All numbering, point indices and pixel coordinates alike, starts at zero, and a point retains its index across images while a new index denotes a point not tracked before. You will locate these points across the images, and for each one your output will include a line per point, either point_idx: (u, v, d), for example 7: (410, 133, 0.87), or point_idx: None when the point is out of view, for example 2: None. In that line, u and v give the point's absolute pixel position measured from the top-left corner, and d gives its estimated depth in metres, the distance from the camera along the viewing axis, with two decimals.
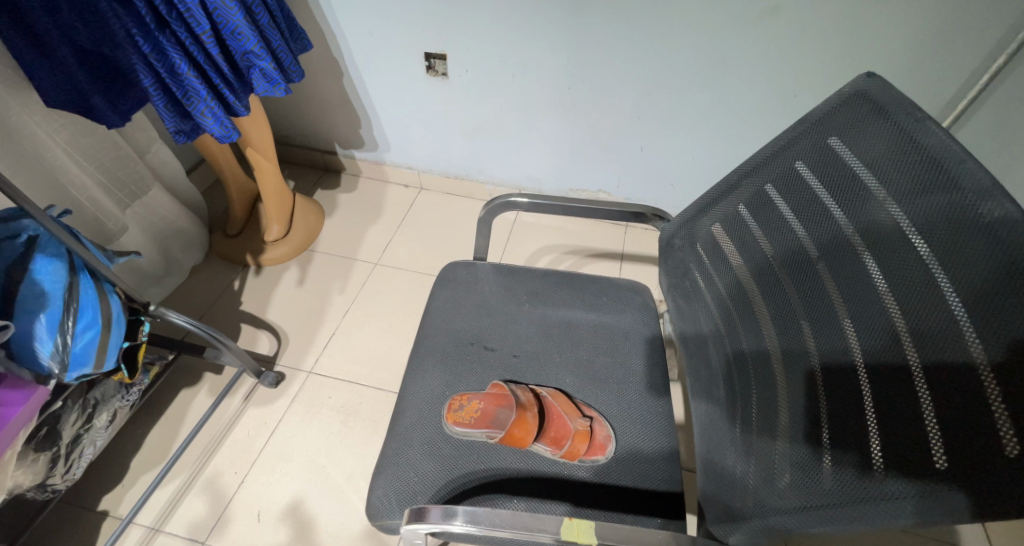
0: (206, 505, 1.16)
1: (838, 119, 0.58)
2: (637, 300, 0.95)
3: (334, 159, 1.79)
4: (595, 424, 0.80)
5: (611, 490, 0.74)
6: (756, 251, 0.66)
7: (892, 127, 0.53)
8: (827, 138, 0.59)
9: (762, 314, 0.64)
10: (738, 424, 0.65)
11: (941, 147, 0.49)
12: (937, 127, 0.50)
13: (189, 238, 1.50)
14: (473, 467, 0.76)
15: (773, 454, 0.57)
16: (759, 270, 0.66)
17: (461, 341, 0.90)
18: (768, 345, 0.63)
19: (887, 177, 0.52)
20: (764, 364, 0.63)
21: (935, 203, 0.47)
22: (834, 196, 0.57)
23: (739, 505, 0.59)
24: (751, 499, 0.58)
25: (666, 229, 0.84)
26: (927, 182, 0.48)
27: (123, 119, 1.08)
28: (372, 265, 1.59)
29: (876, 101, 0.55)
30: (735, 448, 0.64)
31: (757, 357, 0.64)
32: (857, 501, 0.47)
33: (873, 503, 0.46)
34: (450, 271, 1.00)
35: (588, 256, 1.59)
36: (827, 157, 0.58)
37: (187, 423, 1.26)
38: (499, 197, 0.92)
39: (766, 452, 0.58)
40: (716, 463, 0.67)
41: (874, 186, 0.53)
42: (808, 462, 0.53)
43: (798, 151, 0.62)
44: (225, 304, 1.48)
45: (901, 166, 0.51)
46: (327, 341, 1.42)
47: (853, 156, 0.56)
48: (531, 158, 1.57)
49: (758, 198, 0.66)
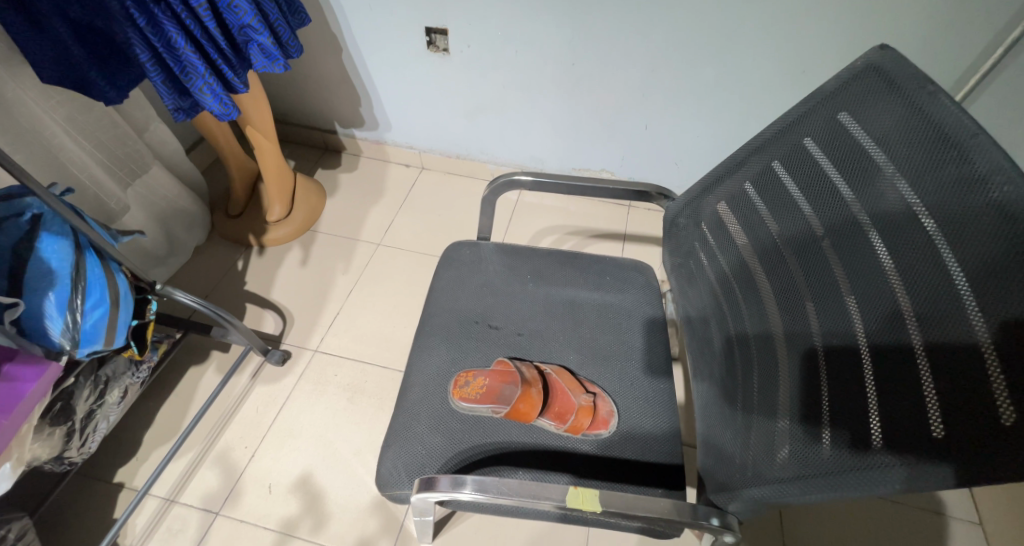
0: (218, 478, 1.20)
1: (851, 94, 0.58)
2: (641, 280, 0.96)
3: (334, 138, 1.79)
4: (599, 399, 0.82)
5: (612, 462, 0.77)
6: (761, 230, 0.68)
7: (904, 102, 0.53)
8: (838, 114, 0.59)
9: (765, 293, 0.66)
10: (738, 398, 0.67)
11: (953, 122, 0.49)
12: (950, 102, 0.50)
13: (192, 217, 1.50)
14: (479, 440, 0.79)
15: (771, 427, 0.60)
16: (763, 249, 0.67)
17: (466, 319, 0.91)
18: (770, 323, 0.65)
19: (897, 154, 0.53)
20: (767, 341, 0.64)
21: (944, 179, 0.48)
22: (843, 174, 0.58)
23: (738, 477, 0.61)
24: (750, 470, 0.60)
25: (670, 208, 0.85)
26: (938, 158, 0.49)
27: (122, 95, 1.09)
28: (375, 245, 1.60)
29: (889, 76, 0.55)
30: (734, 421, 0.66)
31: (760, 334, 0.66)
32: (852, 471, 0.49)
33: (869, 473, 0.48)
34: (453, 251, 1.01)
35: (590, 236, 1.60)
36: (838, 132, 0.59)
37: (197, 399, 1.29)
38: (501, 176, 0.92)
39: (764, 424, 0.61)
40: (717, 437, 0.69)
41: (884, 164, 0.54)
42: (808, 434, 0.55)
43: (808, 126, 0.63)
44: (229, 284, 1.49)
45: (912, 142, 0.52)
46: (333, 320, 1.44)
47: (864, 132, 0.56)
48: (533, 137, 1.57)
49: (766, 176, 0.67)
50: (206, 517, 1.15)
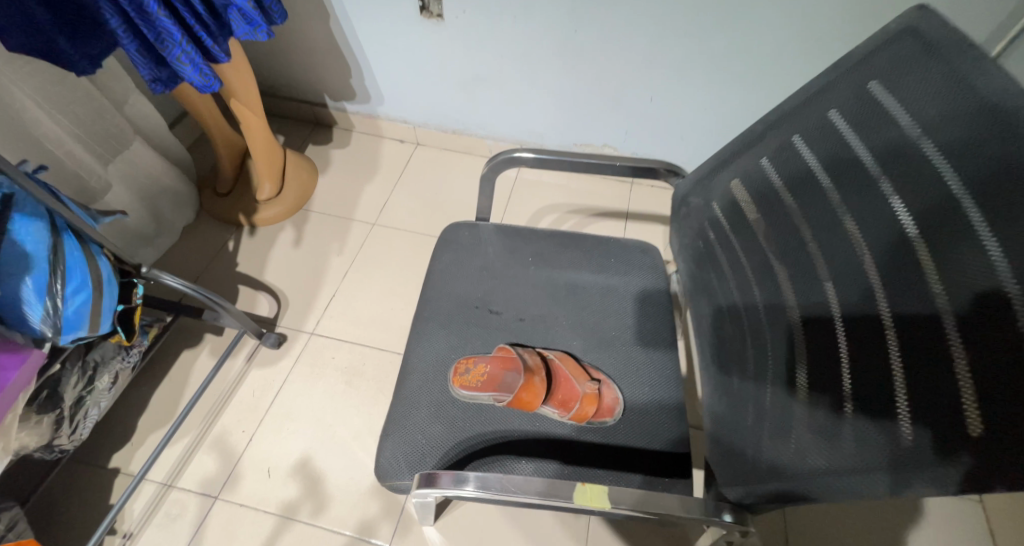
0: (216, 462, 1.18)
1: (883, 62, 0.54)
2: (647, 262, 0.93)
3: (325, 112, 1.72)
4: (604, 386, 0.80)
5: (618, 450, 0.75)
6: (777, 208, 0.64)
7: (944, 69, 0.49)
8: (868, 83, 0.56)
9: (779, 273, 0.64)
10: (750, 385, 0.65)
11: (998, 89, 0.45)
12: (996, 68, 0.46)
13: (180, 196, 1.45)
14: (481, 430, 0.77)
15: (787, 414, 0.58)
16: (779, 229, 0.64)
17: (466, 304, 0.88)
18: (784, 305, 0.62)
19: (934, 126, 0.49)
20: (782, 324, 0.62)
21: (987, 153, 0.44)
22: (872, 149, 0.54)
23: (753, 470, 0.60)
24: (767, 464, 0.58)
25: (682, 186, 0.83)
26: (981, 130, 0.45)
27: (93, 65, 1.03)
28: (370, 225, 1.55)
29: (928, 40, 0.51)
30: (747, 407, 0.64)
31: (773, 318, 0.63)
32: (883, 468, 0.47)
33: (902, 471, 0.46)
34: (451, 232, 0.98)
35: (591, 214, 1.56)
36: (866, 103, 0.56)
37: (191, 383, 1.26)
38: (501, 153, 0.88)
39: (780, 410, 0.59)
40: (728, 428, 0.67)
41: (918, 137, 0.50)
42: (829, 427, 0.53)
43: (833, 97, 0.59)
44: (220, 265, 1.45)
45: (951, 112, 0.48)
46: (329, 302, 1.41)
47: (898, 103, 0.53)
48: (531, 109, 1.52)
49: (785, 151, 0.64)
50: (205, 501, 1.14)
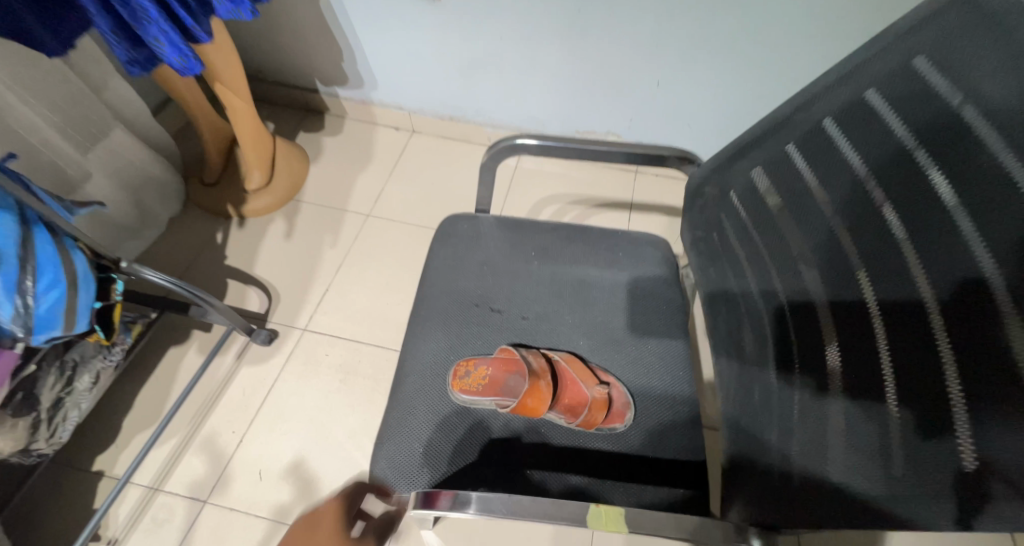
0: (204, 464, 1.13)
1: (930, 31, 0.47)
2: (658, 256, 0.88)
3: (317, 98, 1.65)
4: (615, 390, 0.75)
5: (631, 462, 0.70)
6: (808, 200, 0.59)
7: (1004, 38, 0.42)
8: (911, 58, 0.49)
9: (809, 270, 0.58)
10: (776, 394, 0.60)
11: None
12: None
13: (165, 186, 1.39)
14: (484, 440, 0.72)
15: (822, 427, 0.53)
16: (811, 222, 0.58)
17: (464, 302, 0.83)
18: (815, 305, 0.57)
19: (994, 106, 0.42)
20: (814, 327, 0.57)
21: None
22: (919, 133, 0.48)
23: (786, 493, 0.55)
24: (801, 486, 0.54)
25: (695, 174, 0.77)
26: None
27: (64, 46, 0.96)
28: (364, 216, 1.49)
29: (983, 5, 0.44)
30: (773, 419, 0.60)
31: (803, 321, 0.58)
32: (937, 498, 0.42)
33: (959, 503, 0.40)
34: (449, 225, 0.92)
35: (594, 205, 1.50)
36: (910, 80, 0.49)
37: (178, 382, 1.21)
38: (503, 139, 0.82)
39: (812, 425, 0.54)
40: (755, 442, 0.62)
41: (975, 120, 0.44)
42: (872, 448, 0.47)
43: (871, 74, 0.52)
44: (208, 258, 1.40)
45: (1014, 89, 0.41)
46: (322, 297, 1.35)
47: (948, 81, 0.46)
48: (532, 94, 1.45)
49: (816, 137, 0.58)
50: (193, 505, 1.09)
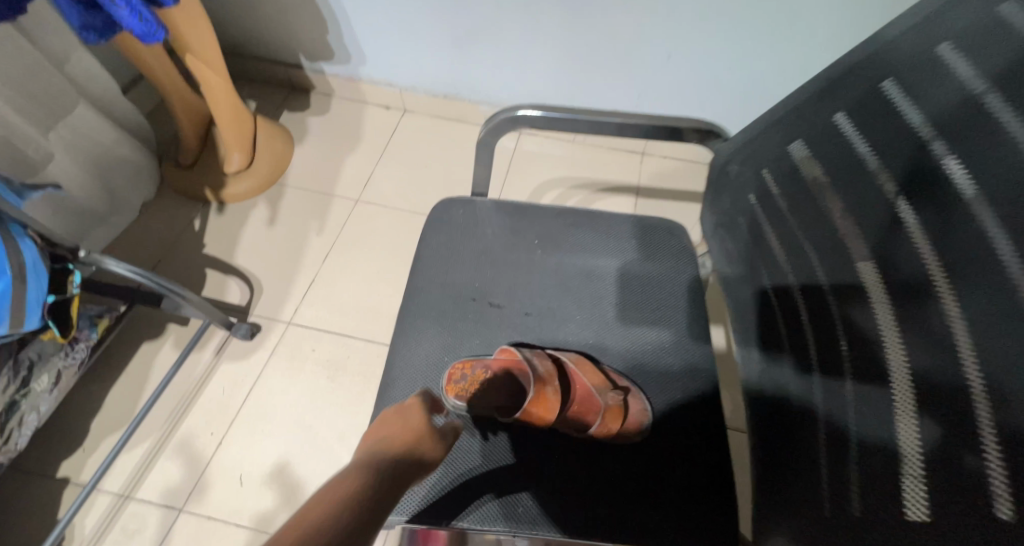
0: (180, 469, 1.05)
1: None
2: (675, 244, 0.79)
3: (302, 75, 1.54)
4: (629, 395, 0.67)
5: (649, 478, 0.63)
6: (862, 175, 0.52)
7: None
8: (995, 7, 0.42)
9: (860, 254, 0.51)
10: (822, 403, 0.53)
11: None
12: None
13: (137, 169, 1.29)
14: (487, 453, 0.64)
15: (888, 440, 0.45)
16: (864, 201, 0.51)
17: (460, 297, 0.74)
18: (869, 295, 0.50)
19: None
20: (868, 321, 0.49)
21: None
22: (1008, 89, 0.41)
23: (835, 522, 0.48)
24: (859, 516, 0.46)
25: (722, 150, 0.69)
26: None
27: (12, 9, 0.86)
28: (354, 201, 1.40)
29: None
30: (819, 432, 0.52)
31: (854, 317, 0.51)
32: None
33: None
34: (442, 209, 0.83)
35: (599, 190, 1.41)
36: (993, 31, 0.42)
37: (151, 380, 1.11)
38: (503, 111, 0.72)
39: (876, 440, 0.46)
40: (793, 460, 0.55)
41: None
42: (958, 467, 0.39)
43: (945, 25, 0.46)
44: (185, 247, 1.30)
45: None
46: (308, 288, 1.26)
47: None
48: (532, 69, 1.35)
49: (871, 103, 0.51)
50: (167, 514, 1.00)
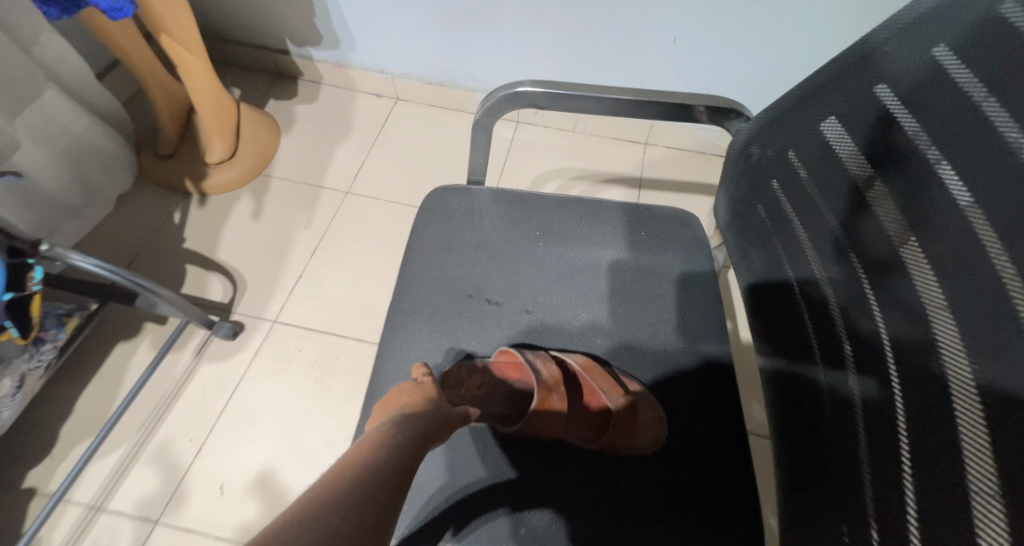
0: (156, 478, 0.98)
1: None
2: (687, 235, 0.73)
3: (288, 61, 1.48)
4: (642, 401, 0.61)
5: (665, 489, 0.58)
6: (908, 155, 0.45)
7: None
8: None
9: (907, 246, 0.45)
10: (862, 411, 0.47)
11: None
12: None
13: (113, 159, 1.22)
14: (491, 467, 0.58)
15: (950, 461, 0.39)
16: (912, 185, 0.45)
17: (454, 293, 0.68)
18: (919, 292, 0.44)
19: None
20: (917, 321, 0.44)
21: None
22: None
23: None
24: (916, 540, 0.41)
25: (744, 131, 0.63)
26: None
27: None
28: (344, 193, 1.33)
29: None
30: (861, 446, 0.47)
31: (903, 316, 0.45)
32: None
33: None
34: (436, 199, 0.77)
35: (600, 181, 1.35)
36: None
37: (126, 382, 1.05)
38: (502, 89, 0.66)
39: (934, 460, 0.41)
40: (830, 470, 0.49)
41: None
42: None
43: None
44: (164, 241, 1.23)
45: None
46: (295, 284, 1.20)
47: None
48: (531, 54, 1.29)
49: (919, 73, 0.45)
50: (142, 527, 0.94)
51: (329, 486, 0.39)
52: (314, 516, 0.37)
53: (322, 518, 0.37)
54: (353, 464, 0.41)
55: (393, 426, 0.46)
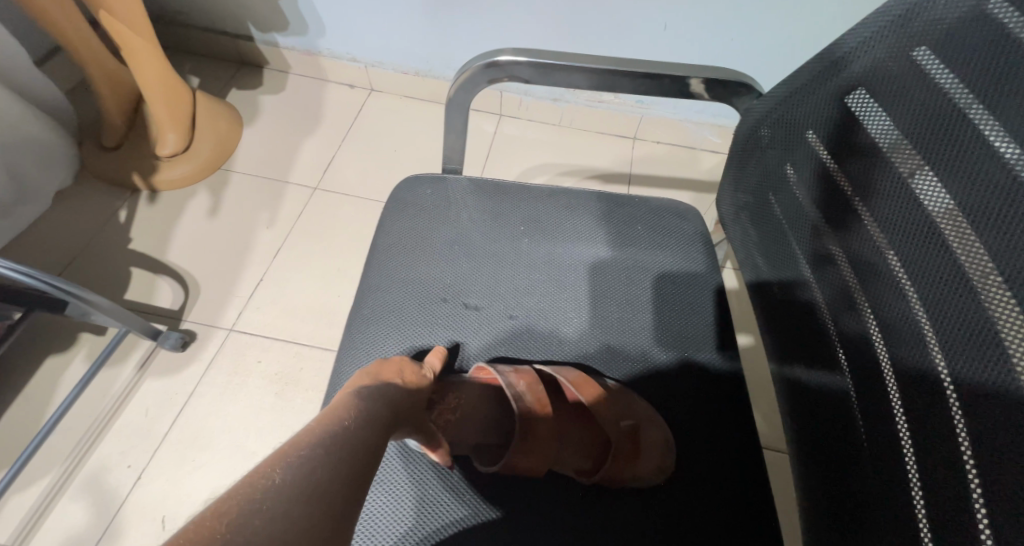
0: (87, 510, 0.86)
1: None
2: (689, 230, 0.65)
3: (252, 48, 1.37)
4: (648, 423, 0.51)
5: (676, 519, 0.49)
6: (955, 126, 0.38)
7: None
8: None
9: (958, 234, 0.38)
10: (909, 433, 0.40)
11: None
12: None
13: (50, 152, 1.10)
14: (466, 499, 0.49)
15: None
16: (959, 160, 0.38)
17: (426, 296, 0.58)
18: (975, 287, 0.37)
19: None
20: (973, 322, 0.37)
21: None
22: None
23: None
24: None
25: (758, 108, 0.56)
26: None
27: None
28: (311, 189, 1.23)
29: None
30: (911, 476, 0.39)
31: (948, 313, 0.38)
32: None
33: None
34: (405, 189, 0.67)
35: (587, 178, 1.27)
36: None
37: (56, 399, 0.93)
38: (478, 58, 0.57)
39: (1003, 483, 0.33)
40: (878, 491, 0.42)
41: None
42: None
43: None
44: (109, 242, 1.11)
45: None
46: (255, 289, 1.09)
47: None
48: (514, 41, 1.20)
49: (965, 30, 0.38)
50: None
51: (307, 438, 0.36)
52: (291, 468, 0.33)
53: (302, 474, 0.33)
54: (336, 423, 0.38)
55: (378, 399, 0.42)
